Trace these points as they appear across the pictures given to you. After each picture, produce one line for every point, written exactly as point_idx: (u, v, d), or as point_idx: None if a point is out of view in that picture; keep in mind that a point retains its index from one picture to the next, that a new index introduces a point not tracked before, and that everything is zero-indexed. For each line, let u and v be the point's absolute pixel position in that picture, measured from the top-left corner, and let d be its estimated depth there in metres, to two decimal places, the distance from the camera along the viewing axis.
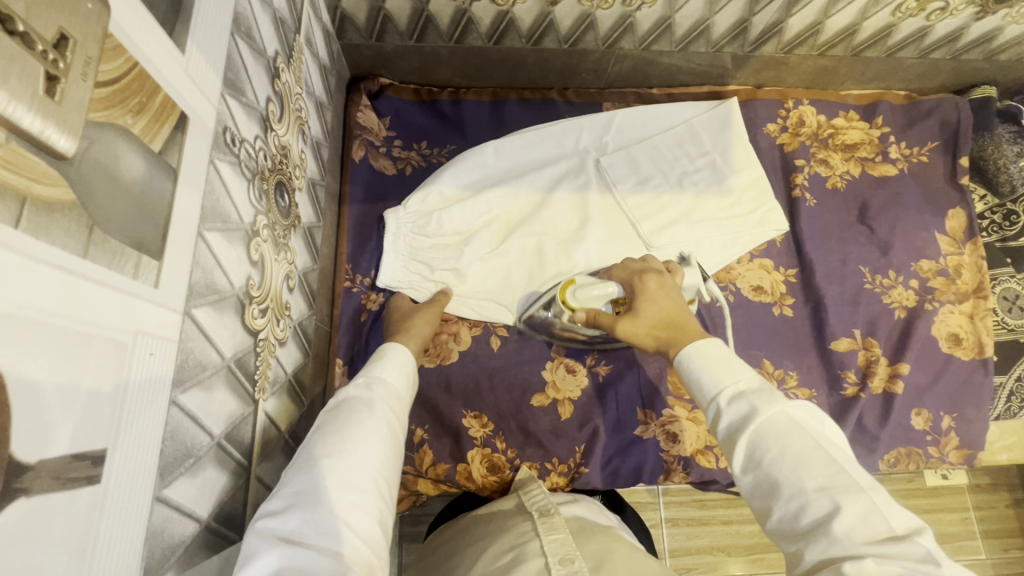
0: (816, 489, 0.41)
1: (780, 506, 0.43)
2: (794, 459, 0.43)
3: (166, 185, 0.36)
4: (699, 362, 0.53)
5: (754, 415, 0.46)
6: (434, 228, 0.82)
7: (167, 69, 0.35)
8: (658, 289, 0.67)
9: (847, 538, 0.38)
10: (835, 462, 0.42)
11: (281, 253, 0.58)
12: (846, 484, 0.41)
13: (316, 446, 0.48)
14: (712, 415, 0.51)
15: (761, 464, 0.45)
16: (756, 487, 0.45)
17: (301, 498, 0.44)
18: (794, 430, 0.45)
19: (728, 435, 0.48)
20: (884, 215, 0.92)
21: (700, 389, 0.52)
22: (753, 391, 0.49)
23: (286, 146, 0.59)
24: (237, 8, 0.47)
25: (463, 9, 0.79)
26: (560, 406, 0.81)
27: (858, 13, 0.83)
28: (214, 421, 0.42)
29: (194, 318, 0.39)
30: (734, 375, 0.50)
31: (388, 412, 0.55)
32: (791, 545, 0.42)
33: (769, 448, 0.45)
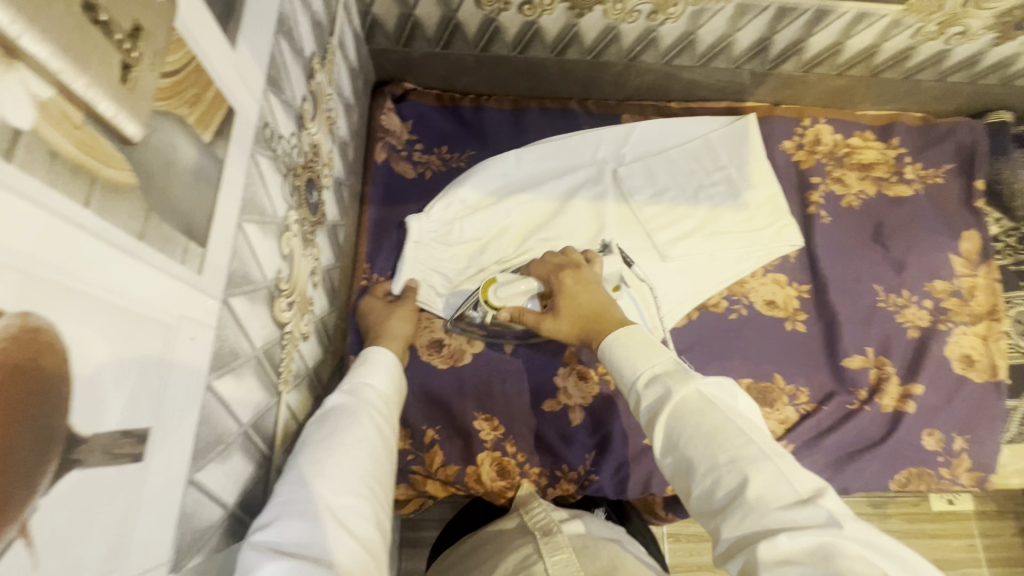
0: (727, 463, 0.44)
1: (697, 484, 0.45)
2: (705, 436, 0.46)
3: (214, 177, 0.37)
4: (619, 347, 0.56)
5: (671, 395, 0.49)
6: (456, 237, 0.84)
7: (219, 64, 0.37)
8: (576, 283, 0.70)
9: (759, 505, 0.41)
10: (739, 431, 0.45)
11: (308, 249, 0.59)
12: (753, 455, 0.44)
13: (309, 454, 0.49)
14: (634, 399, 0.53)
15: (678, 446, 0.47)
16: (675, 467, 0.48)
17: (295, 508, 0.45)
18: (706, 407, 0.47)
19: (649, 417, 0.50)
20: (899, 235, 0.92)
21: (619, 372, 0.56)
22: (667, 371, 0.52)
23: (316, 145, 0.61)
24: (282, 9, 0.49)
25: (491, 19, 0.80)
26: (571, 412, 0.82)
27: (879, 35, 0.83)
28: (242, 409, 0.43)
29: (230, 307, 0.40)
30: (650, 359, 0.53)
31: (377, 415, 0.56)
32: (710, 522, 0.44)
33: (684, 428, 0.47)
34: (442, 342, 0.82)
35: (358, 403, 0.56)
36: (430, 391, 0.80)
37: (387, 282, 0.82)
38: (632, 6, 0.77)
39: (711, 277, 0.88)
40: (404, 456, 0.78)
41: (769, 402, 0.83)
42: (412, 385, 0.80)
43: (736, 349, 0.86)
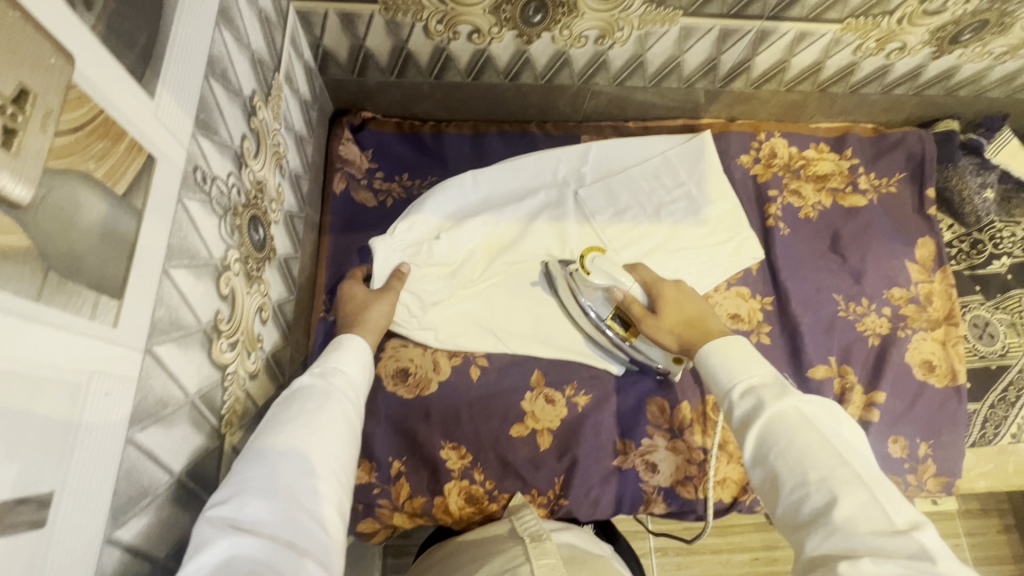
0: (816, 480, 0.45)
1: (785, 494, 0.47)
2: (799, 451, 0.47)
3: (131, 225, 0.36)
4: (717, 357, 0.58)
5: (767, 408, 0.51)
6: (424, 257, 0.84)
7: (136, 115, 0.37)
8: (673, 293, 0.77)
9: (849, 522, 0.42)
10: (837, 453, 0.46)
11: (254, 286, 0.58)
12: (846, 476, 0.45)
13: (268, 435, 0.49)
14: (728, 408, 0.55)
15: (769, 456, 0.49)
16: (764, 479, 0.50)
17: (251, 487, 0.45)
18: (804, 425, 0.48)
19: (741, 425, 0.53)
20: (855, 244, 0.94)
21: (716, 379, 0.57)
22: (765, 386, 0.53)
23: (262, 182, 0.60)
24: (213, 52, 0.49)
25: (441, 48, 0.80)
26: (539, 436, 0.81)
27: (821, 53, 0.85)
28: (173, 457, 0.43)
29: (156, 356, 0.40)
30: (749, 371, 0.55)
31: (345, 397, 0.56)
32: (794, 534, 0.46)
33: (779, 439, 0.49)
34: (408, 370, 0.81)
35: (326, 387, 0.55)
36: (394, 420, 0.79)
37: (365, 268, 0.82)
38: (579, 32, 0.78)
39: None
40: (370, 489, 0.76)
41: None
42: (376, 415, 0.79)
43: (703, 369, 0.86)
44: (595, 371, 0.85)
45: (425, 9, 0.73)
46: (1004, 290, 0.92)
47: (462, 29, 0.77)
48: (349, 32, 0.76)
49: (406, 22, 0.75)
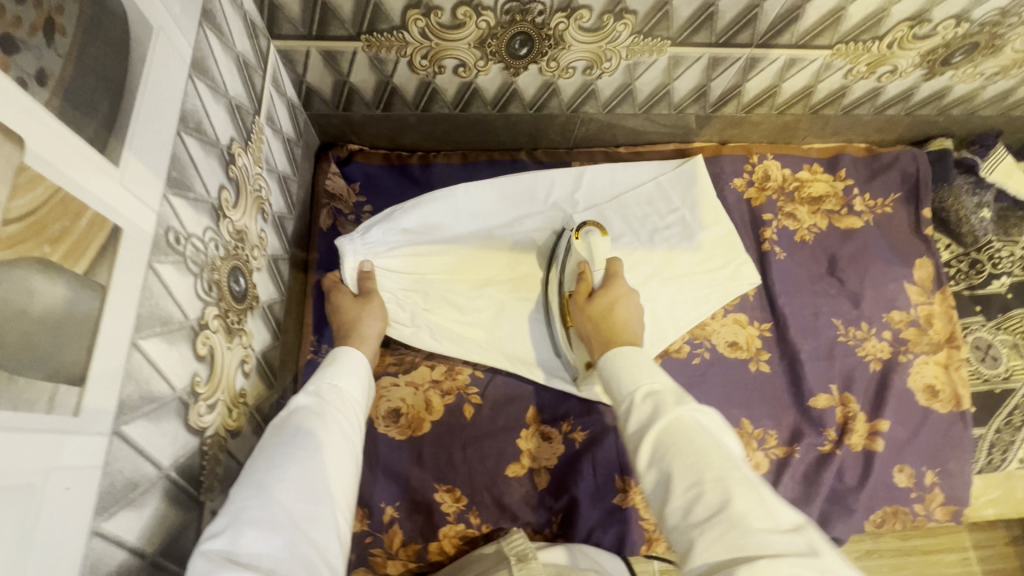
0: (711, 480, 0.43)
1: (677, 499, 0.44)
2: (693, 454, 0.45)
3: (93, 302, 0.34)
4: (619, 363, 0.56)
5: (665, 414, 0.48)
6: (400, 262, 0.83)
7: (96, 187, 0.35)
8: (622, 292, 0.73)
9: (743, 525, 0.40)
10: (729, 457, 0.45)
11: (235, 339, 0.56)
12: (735, 476, 0.43)
13: (263, 461, 0.47)
14: (625, 416, 0.52)
15: (664, 461, 0.46)
16: (657, 482, 0.46)
17: (249, 517, 0.43)
18: (696, 431, 0.47)
19: (638, 433, 0.50)
20: (854, 267, 0.92)
21: (615, 386, 0.55)
22: (664, 392, 0.52)
23: (242, 231, 0.58)
24: (186, 106, 0.47)
25: (427, 82, 0.78)
26: (536, 475, 0.79)
27: (812, 77, 0.83)
28: (146, 539, 0.40)
29: (125, 437, 0.38)
30: (651, 378, 0.53)
31: (341, 416, 0.53)
32: (682, 540, 0.43)
33: (674, 443, 0.46)
34: (400, 410, 0.79)
35: (322, 406, 0.53)
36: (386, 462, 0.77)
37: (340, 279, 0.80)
38: (567, 64, 0.76)
39: (673, 322, 0.86)
40: (362, 538, 0.74)
41: None
42: (368, 459, 0.77)
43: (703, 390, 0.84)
44: (591, 406, 0.83)
45: (408, 44, 0.71)
46: (1004, 310, 0.91)
47: (447, 63, 0.75)
48: (333, 69, 0.75)
49: (390, 57, 0.73)
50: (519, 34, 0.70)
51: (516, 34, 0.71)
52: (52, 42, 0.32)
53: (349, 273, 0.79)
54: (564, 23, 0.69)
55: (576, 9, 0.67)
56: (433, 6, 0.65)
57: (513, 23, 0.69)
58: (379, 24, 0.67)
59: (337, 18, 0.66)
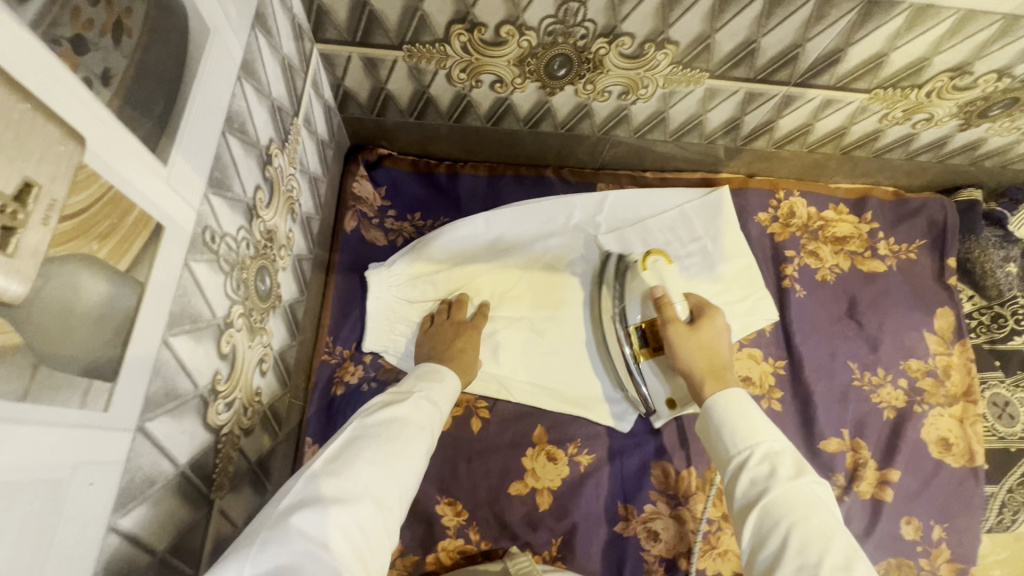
0: (831, 562, 0.44)
1: (785, 566, 0.46)
2: (815, 529, 0.46)
3: (132, 300, 0.35)
4: (732, 414, 0.58)
5: (785, 484, 0.50)
6: (421, 297, 0.84)
7: (146, 186, 0.35)
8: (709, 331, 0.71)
9: None
10: (847, 539, 0.46)
11: (256, 338, 0.56)
12: (858, 564, 0.44)
13: (358, 445, 0.52)
14: (737, 471, 0.54)
15: (777, 524, 0.48)
16: (763, 545, 0.48)
17: (337, 493, 0.47)
18: (818, 508, 0.48)
19: (749, 490, 0.52)
20: (874, 311, 0.91)
21: (727, 435, 0.57)
22: (782, 456, 0.53)
23: (272, 230, 0.59)
24: (233, 107, 0.48)
25: (462, 94, 0.79)
26: (538, 495, 0.78)
27: (846, 119, 0.83)
28: (159, 536, 0.40)
29: (148, 432, 0.38)
30: (772, 436, 0.54)
31: (427, 429, 0.58)
32: None
33: (789, 512, 0.48)
34: None
35: (412, 416, 0.58)
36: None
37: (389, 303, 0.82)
38: (603, 88, 0.77)
39: None
40: None
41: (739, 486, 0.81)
42: None
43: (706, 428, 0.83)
44: (598, 430, 0.83)
45: (449, 57, 0.71)
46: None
47: (485, 78, 0.75)
48: (371, 75, 0.75)
49: (429, 69, 0.73)
50: (559, 56, 0.71)
51: (557, 56, 0.71)
52: (119, 43, 0.32)
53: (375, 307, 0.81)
54: (605, 49, 0.69)
55: (619, 36, 0.67)
56: (478, 23, 0.66)
57: (555, 44, 0.69)
58: (423, 36, 0.68)
59: (382, 28, 0.67)
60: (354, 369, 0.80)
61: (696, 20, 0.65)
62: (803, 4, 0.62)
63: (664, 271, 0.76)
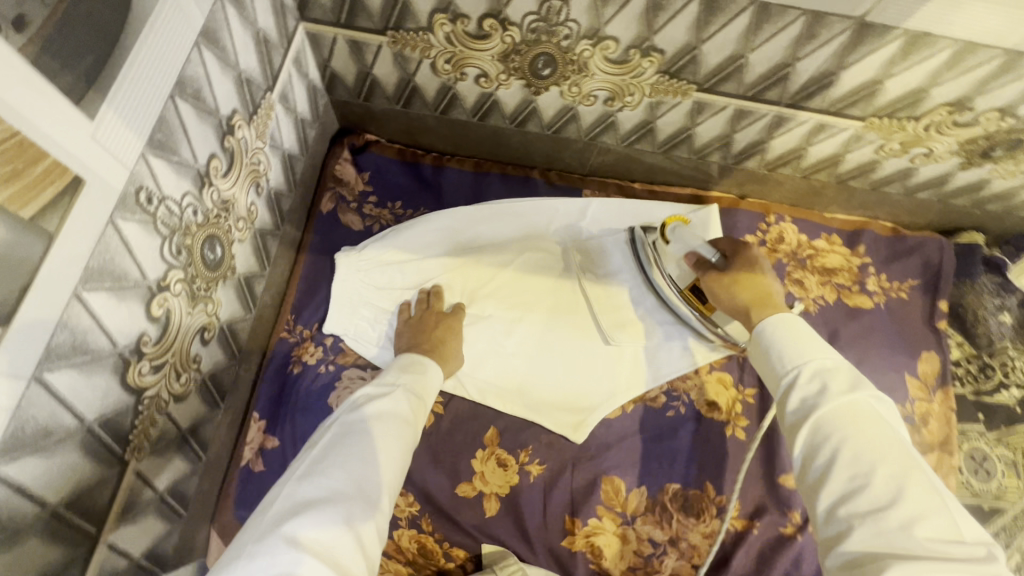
0: (884, 471, 0.42)
1: (835, 480, 0.43)
2: (868, 440, 0.43)
3: (35, 248, 0.35)
4: (782, 332, 0.52)
5: (836, 396, 0.46)
6: (388, 283, 0.82)
7: (63, 136, 0.35)
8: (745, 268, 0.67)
9: (916, 522, 0.39)
10: (903, 455, 0.43)
11: (199, 306, 0.56)
12: (913, 471, 0.42)
13: (341, 445, 0.52)
14: (785, 390, 0.50)
15: (826, 439, 0.45)
16: (809, 460, 0.46)
17: (326, 497, 0.47)
18: (872, 420, 0.45)
19: (797, 408, 0.48)
20: (855, 348, 0.88)
21: (777, 356, 0.52)
22: (834, 373, 0.48)
23: (229, 201, 0.59)
24: (187, 72, 0.48)
25: (448, 86, 0.78)
26: (486, 500, 0.77)
27: (841, 146, 0.80)
28: (52, 489, 0.40)
29: (46, 383, 0.38)
30: (824, 355, 0.49)
31: (409, 422, 0.58)
32: (830, 528, 0.42)
33: (841, 424, 0.45)
34: None
35: (394, 408, 0.58)
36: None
37: (351, 285, 0.82)
38: (588, 91, 0.75)
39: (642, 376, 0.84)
40: None
41: (693, 513, 0.78)
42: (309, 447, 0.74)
43: (662, 448, 0.81)
44: (551, 439, 0.81)
45: (433, 47, 0.71)
46: (1009, 423, 0.84)
47: (469, 71, 0.75)
48: (357, 59, 0.75)
49: (413, 56, 0.73)
50: (542, 55, 0.70)
51: (540, 54, 0.70)
52: None
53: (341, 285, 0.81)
54: (589, 51, 0.68)
55: (602, 39, 0.66)
56: (460, 14, 0.66)
57: (538, 42, 0.68)
58: (406, 22, 0.68)
59: (366, 10, 0.67)
60: (311, 350, 0.79)
61: (681, 29, 0.63)
62: (793, 20, 0.60)
63: (682, 234, 0.75)
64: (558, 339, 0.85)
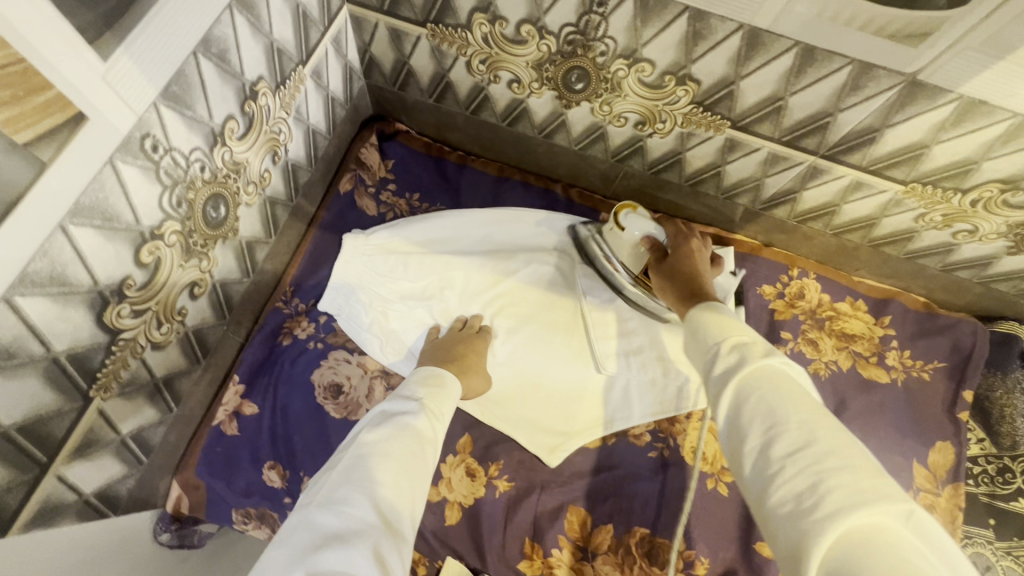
0: (798, 421, 0.38)
1: (752, 442, 0.39)
2: (780, 395, 0.40)
3: (27, 175, 0.36)
4: (708, 320, 0.50)
5: (749, 359, 0.43)
6: (391, 272, 0.81)
7: (71, 72, 0.36)
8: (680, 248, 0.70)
9: (829, 465, 0.35)
10: (818, 405, 0.40)
11: (193, 260, 0.57)
12: (825, 421, 0.38)
13: (366, 462, 0.46)
14: (707, 364, 0.46)
15: (744, 401, 0.41)
16: (731, 429, 0.42)
17: (353, 528, 0.41)
18: (784, 376, 0.42)
19: (717, 380, 0.44)
20: (860, 422, 0.82)
21: (701, 338, 0.49)
22: (753, 344, 0.45)
23: (241, 164, 0.60)
24: (215, 32, 0.49)
25: (480, 87, 0.78)
26: (448, 508, 0.76)
27: (878, 208, 0.76)
28: (7, 411, 0.41)
29: (16, 306, 0.39)
30: (741, 330, 0.47)
31: (434, 437, 0.52)
32: (756, 490, 0.38)
33: (757, 387, 0.41)
34: (341, 388, 0.77)
35: (422, 418, 0.52)
36: (293, 421, 0.75)
37: (351, 267, 0.80)
38: (619, 112, 0.74)
39: (630, 411, 0.81)
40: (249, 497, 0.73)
41: (656, 566, 0.72)
42: (284, 417, 0.75)
43: (636, 489, 0.78)
44: (524, 456, 0.79)
45: (470, 45, 0.71)
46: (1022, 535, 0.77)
47: (502, 75, 0.74)
48: (396, 47, 0.76)
49: (450, 52, 0.73)
50: (576, 68, 0.69)
51: (574, 68, 0.69)
52: None
53: (348, 263, 0.80)
54: (624, 71, 0.67)
55: (638, 60, 0.65)
56: (500, 16, 0.65)
57: (573, 55, 0.67)
58: (447, 17, 0.68)
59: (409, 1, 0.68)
60: (303, 324, 0.80)
61: (720, 61, 0.61)
62: (839, 68, 0.57)
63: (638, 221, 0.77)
64: (550, 358, 0.81)
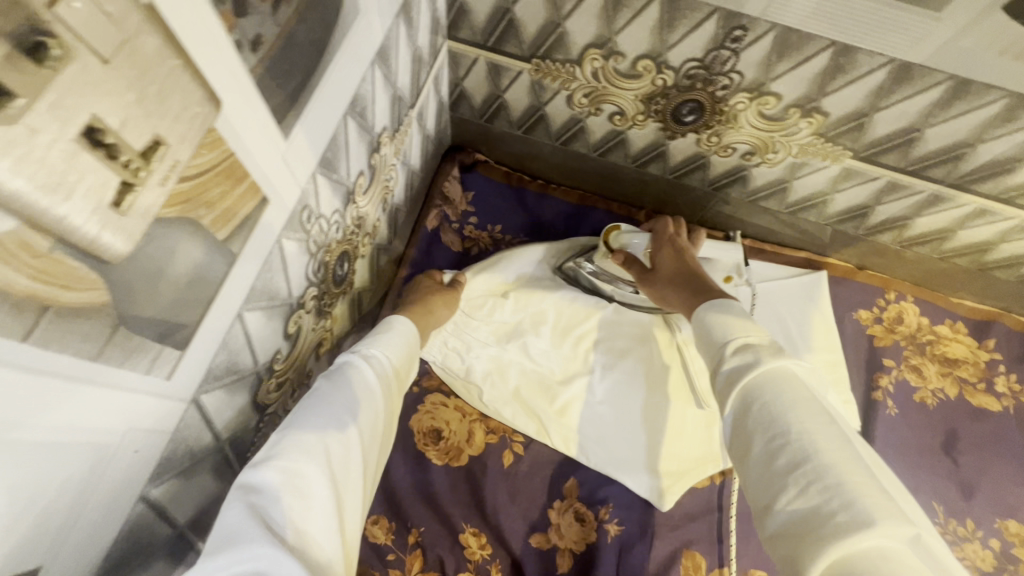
0: (799, 429, 0.37)
1: (758, 448, 0.39)
2: (789, 403, 0.38)
3: (222, 269, 0.33)
4: (725, 318, 0.47)
5: (758, 362, 0.41)
6: (486, 313, 0.79)
7: (263, 158, 0.34)
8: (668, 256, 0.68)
9: (837, 479, 0.34)
10: (829, 416, 0.38)
11: (321, 321, 0.55)
12: (831, 431, 0.37)
13: (313, 414, 0.41)
14: (714, 363, 0.44)
15: (755, 407, 0.40)
16: (738, 431, 0.41)
17: (295, 479, 0.37)
18: (793, 380, 0.40)
19: (726, 380, 0.43)
20: (974, 453, 0.80)
21: (706, 333, 0.47)
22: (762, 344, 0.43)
23: (362, 218, 0.58)
24: (360, 90, 0.46)
25: (578, 119, 0.75)
26: (559, 556, 0.72)
27: (997, 234, 0.73)
28: (182, 509, 0.39)
29: (200, 405, 0.36)
30: (748, 329, 0.44)
31: (383, 395, 0.48)
32: (761, 496, 0.37)
33: (767, 392, 0.40)
34: (441, 433, 0.78)
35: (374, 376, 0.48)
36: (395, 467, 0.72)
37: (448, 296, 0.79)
38: (728, 143, 0.71)
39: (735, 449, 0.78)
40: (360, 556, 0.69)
41: None
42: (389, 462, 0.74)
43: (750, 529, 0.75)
44: (632, 500, 0.76)
45: (576, 80, 0.68)
46: None
47: (605, 108, 0.72)
48: (492, 82, 0.74)
49: (552, 86, 0.71)
50: (690, 102, 0.66)
51: (688, 101, 0.66)
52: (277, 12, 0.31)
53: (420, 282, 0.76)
54: (745, 104, 0.64)
55: (763, 94, 0.62)
56: (616, 51, 0.63)
57: (690, 89, 0.65)
58: (556, 52, 0.65)
59: (517, 37, 0.65)
60: None
61: (857, 94, 0.58)
62: (991, 102, 0.55)
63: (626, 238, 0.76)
64: (649, 395, 0.79)
